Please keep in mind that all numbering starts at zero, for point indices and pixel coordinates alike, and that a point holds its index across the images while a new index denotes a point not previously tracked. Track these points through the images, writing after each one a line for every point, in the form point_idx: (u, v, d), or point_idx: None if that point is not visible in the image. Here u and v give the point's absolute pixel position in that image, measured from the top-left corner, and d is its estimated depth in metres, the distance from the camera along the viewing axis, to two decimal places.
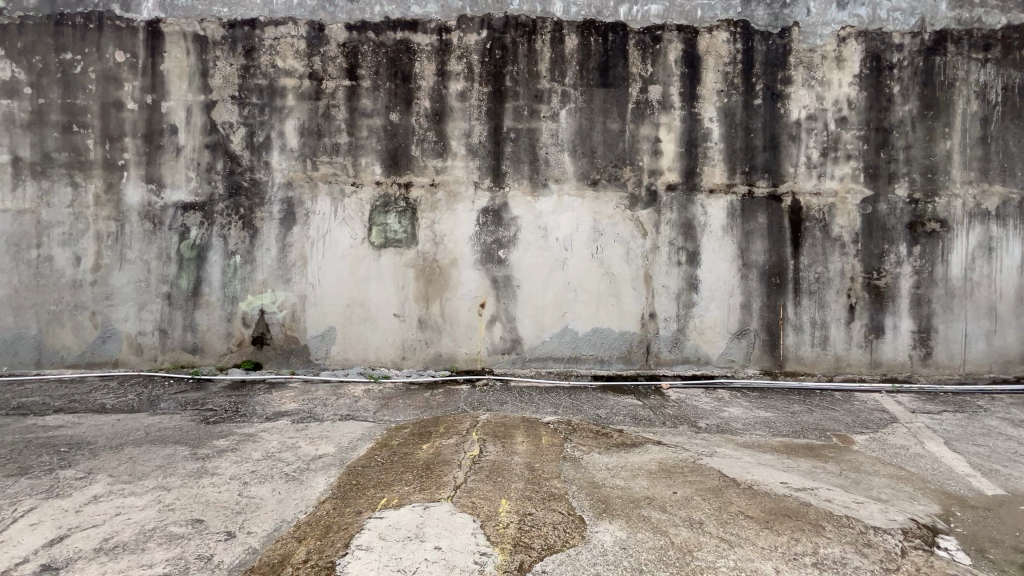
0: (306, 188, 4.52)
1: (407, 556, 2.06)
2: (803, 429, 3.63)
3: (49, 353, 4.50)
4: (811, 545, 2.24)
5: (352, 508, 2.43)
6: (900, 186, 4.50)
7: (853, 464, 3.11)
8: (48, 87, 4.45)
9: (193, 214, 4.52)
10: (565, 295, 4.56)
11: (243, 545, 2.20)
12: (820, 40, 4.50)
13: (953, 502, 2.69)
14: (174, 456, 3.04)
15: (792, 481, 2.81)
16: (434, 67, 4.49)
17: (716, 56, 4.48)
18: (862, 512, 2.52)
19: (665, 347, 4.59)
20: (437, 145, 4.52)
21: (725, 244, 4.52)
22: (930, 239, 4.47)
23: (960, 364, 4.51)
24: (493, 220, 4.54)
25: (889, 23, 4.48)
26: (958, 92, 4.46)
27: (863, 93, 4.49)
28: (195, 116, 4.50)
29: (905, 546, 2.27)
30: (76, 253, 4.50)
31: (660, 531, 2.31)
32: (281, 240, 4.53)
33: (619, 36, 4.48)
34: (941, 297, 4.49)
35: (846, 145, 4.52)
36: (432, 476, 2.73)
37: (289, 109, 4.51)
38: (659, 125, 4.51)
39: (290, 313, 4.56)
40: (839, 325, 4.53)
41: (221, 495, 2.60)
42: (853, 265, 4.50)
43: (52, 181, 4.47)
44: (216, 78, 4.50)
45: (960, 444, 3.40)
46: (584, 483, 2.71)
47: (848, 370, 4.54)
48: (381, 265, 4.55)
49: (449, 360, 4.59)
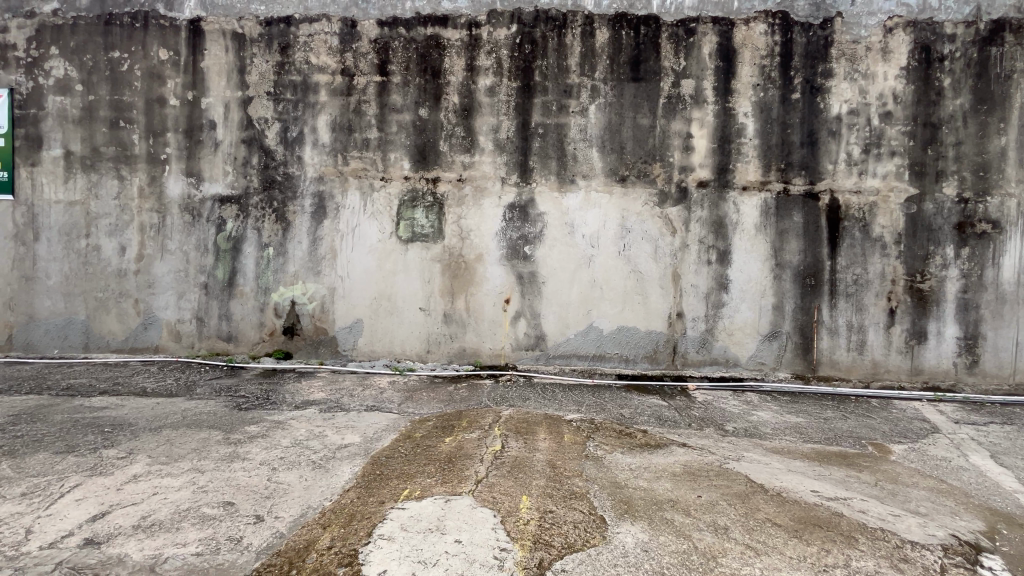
0: (337, 183, 4.61)
1: (428, 547, 2.08)
2: (836, 436, 3.50)
3: (96, 338, 4.74)
4: (842, 557, 2.16)
5: (376, 498, 2.47)
6: (948, 184, 4.27)
7: (889, 475, 2.99)
8: (97, 85, 4.66)
9: (229, 207, 4.66)
10: (591, 292, 4.52)
11: (270, 529, 2.27)
12: (865, 31, 4.30)
13: (999, 519, 2.55)
14: (208, 440, 3.16)
15: (824, 490, 2.72)
16: (464, 62, 4.49)
17: (753, 49, 4.34)
18: (899, 525, 2.42)
19: (692, 347, 4.50)
20: (465, 141, 4.53)
21: (757, 244, 4.39)
22: (980, 241, 4.24)
23: (1009, 373, 4.27)
24: (519, 216, 4.53)
25: (941, 12, 4.25)
26: (1016, 86, 4.20)
27: (910, 87, 4.28)
28: (233, 112, 4.64)
29: (944, 563, 2.16)
30: (121, 244, 4.71)
31: (684, 534, 2.27)
32: (312, 233, 4.64)
33: (652, 28, 4.38)
34: (991, 302, 4.25)
35: (890, 141, 4.31)
36: (454, 469, 2.76)
37: (322, 105, 4.59)
38: (691, 120, 4.41)
39: (320, 305, 4.66)
40: (877, 329, 4.34)
41: (252, 479, 2.69)
42: (895, 267, 4.30)
43: (100, 174, 4.69)
44: (253, 75, 4.62)
45: (1007, 458, 3.22)
46: (606, 483, 2.69)
47: (886, 377, 4.35)
48: (408, 259, 4.61)
49: (473, 355, 4.61)
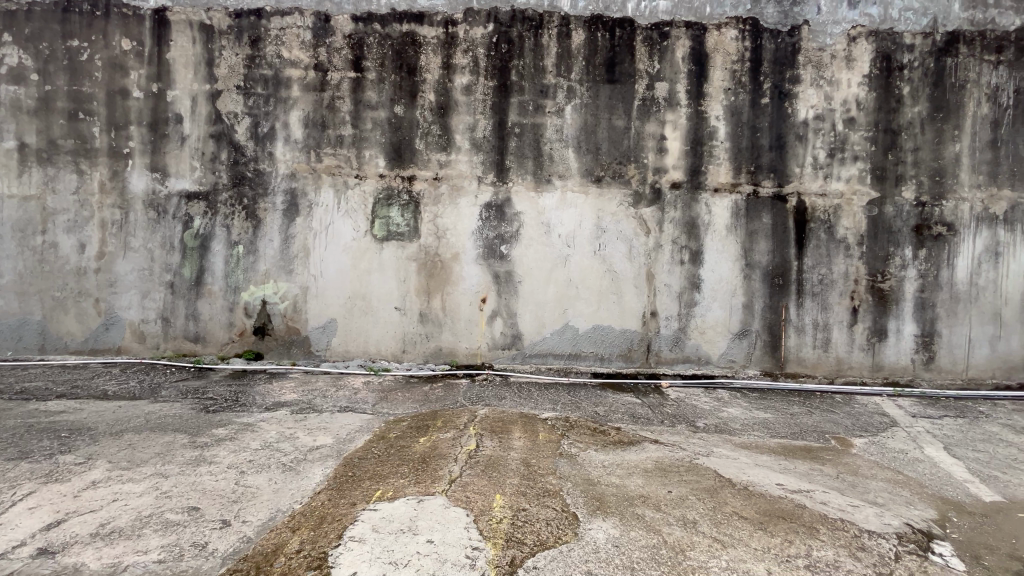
0: (309, 179, 4.52)
1: (399, 548, 2.06)
2: (802, 431, 3.61)
3: (53, 338, 4.54)
4: (804, 547, 2.23)
5: (347, 500, 2.44)
6: (907, 188, 4.45)
7: (851, 467, 3.10)
8: (55, 74, 4.46)
9: (196, 203, 4.53)
10: (567, 291, 4.55)
11: (237, 534, 2.21)
12: (830, 39, 4.45)
13: (950, 507, 2.68)
14: (172, 444, 3.06)
15: (788, 483, 2.80)
16: (440, 60, 4.46)
17: (725, 54, 4.44)
18: (858, 515, 2.51)
19: (665, 346, 4.57)
20: (441, 139, 4.50)
21: (728, 244, 4.49)
22: (936, 243, 4.43)
23: (963, 369, 4.47)
24: (496, 215, 4.53)
25: (900, 23, 4.43)
26: (969, 95, 4.40)
27: (872, 94, 4.44)
28: (200, 106, 4.50)
29: (899, 550, 2.26)
30: (80, 240, 4.52)
31: (654, 529, 2.31)
32: (283, 232, 4.54)
33: (627, 31, 4.44)
34: (945, 302, 4.45)
35: (854, 146, 4.47)
36: (427, 469, 2.74)
37: (294, 100, 4.50)
38: (665, 122, 4.48)
39: (292, 305, 4.57)
40: (841, 327, 4.50)
41: (218, 483, 2.62)
42: (858, 267, 4.47)
43: (57, 168, 4.49)
44: (221, 68, 4.49)
45: (959, 450, 3.38)
46: (579, 480, 2.71)
47: (850, 373, 4.51)
48: (383, 258, 4.55)
49: (449, 355, 4.59)
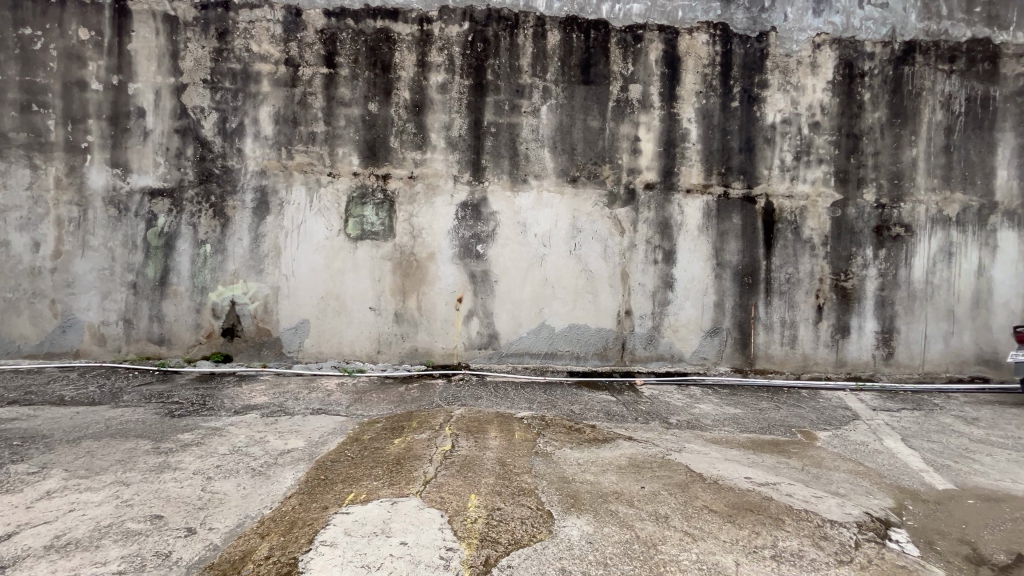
0: (280, 177, 4.42)
1: (372, 551, 2.04)
2: (770, 426, 3.73)
3: (4, 342, 4.31)
4: (770, 538, 2.31)
5: (319, 504, 2.40)
6: (868, 191, 4.64)
7: (815, 459, 3.22)
8: (5, 64, 4.23)
9: (160, 201, 4.37)
10: (543, 290, 4.58)
11: (203, 541, 2.15)
12: (796, 46, 4.60)
13: (906, 496, 2.81)
14: (135, 450, 2.95)
15: (756, 476, 2.89)
16: (415, 58, 4.42)
17: (696, 58, 4.53)
18: (821, 506, 2.61)
19: (640, 344, 4.64)
20: (416, 137, 4.46)
21: (700, 243, 4.59)
22: (895, 243, 4.63)
23: (919, 363, 4.69)
24: (472, 215, 4.52)
25: (861, 31, 4.61)
26: (925, 102, 4.61)
27: (835, 99, 4.61)
28: (164, 99, 4.35)
29: (858, 538, 2.36)
30: (34, 239, 4.30)
31: (627, 525, 2.35)
32: (253, 230, 4.42)
33: (601, 33, 4.49)
34: (903, 299, 4.65)
35: (818, 150, 4.63)
36: (402, 470, 2.72)
37: (264, 96, 4.39)
38: (639, 124, 4.55)
39: (263, 305, 4.46)
40: (807, 325, 4.66)
41: (183, 490, 2.54)
42: (823, 266, 4.63)
43: (9, 162, 4.26)
44: (187, 61, 4.34)
45: (916, 441, 3.54)
46: (554, 478, 2.73)
47: (815, 369, 4.67)
48: (357, 257, 4.49)
49: (425, 355, 4.56)
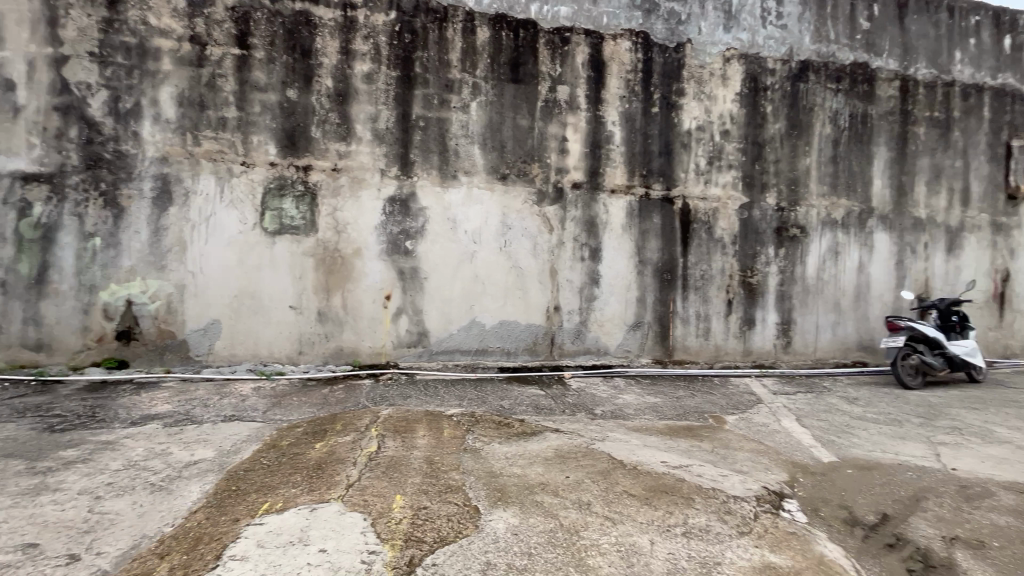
0: (185, 164, 4.03)
1: (287, 562, 1.94)
2: (686, 412, 3.99)
3: None
4: (681, 516, 2.47)
5: (228, 517, 2.24)
6: (770, 195, 5.09)
7: (724, 442, 3.49)
8: None
9: (36, 187, 3.84)
10: (473, 287, 4.56)
11: (89, 568, 1.92)
12: (709, 58, 4.93)
13: (798, 469, 3.13)
14: (5, 472, 2.58)
15: (671, 460, 3.08)
16: (338, 44, 4.22)
17: (620, 63, 4.72)
18: (726, 483, 2.84)
19: (568, 339, 4.77)
20: (340, 128, 4.26)
21: (624, 241, 4.80)
22: (792, 243, 5.12)
23: (812, 350, 5.23)
24: (400, 210, 4.40)
25: (764, 49, 5.04)
26: (816, 117, 5.14)
27: (742, 110, 5.01)
28: (41, 72, 3.82)
29: (757, 510, 2.59)
30: None
31: (551, 514, 2.41)
32: (153, 222, 4.01)
33: (530, 33, 4.54)
34: (799, 293, 5.17)
35: (728, 156, 5.01)
36: (323, 475, 2.60)
37: (165, 75, 3.99)
38: (566, 124, 4.66)
39: (165, 305, 4.06)
40: (718, 317, 5.03)
41: (65, 513, 2.25)
42: (732, 263, 5.02)
43: None
44: (69, 30, 3.84)
45: (808, 420, 3.95)
46: (482, 474, 2.75)
47: (726, 358, 5.06)
48: (275, 253, 4.21)
49: (351, 355, 4.38)
